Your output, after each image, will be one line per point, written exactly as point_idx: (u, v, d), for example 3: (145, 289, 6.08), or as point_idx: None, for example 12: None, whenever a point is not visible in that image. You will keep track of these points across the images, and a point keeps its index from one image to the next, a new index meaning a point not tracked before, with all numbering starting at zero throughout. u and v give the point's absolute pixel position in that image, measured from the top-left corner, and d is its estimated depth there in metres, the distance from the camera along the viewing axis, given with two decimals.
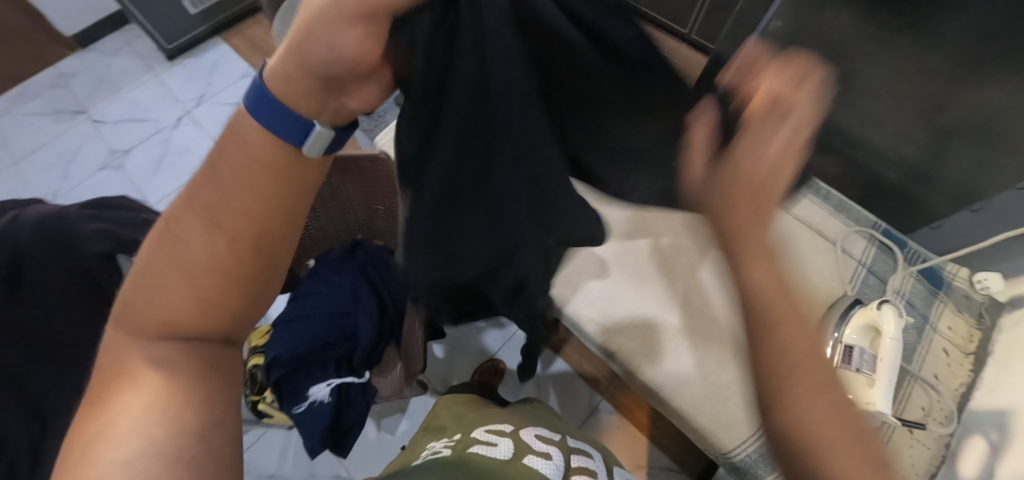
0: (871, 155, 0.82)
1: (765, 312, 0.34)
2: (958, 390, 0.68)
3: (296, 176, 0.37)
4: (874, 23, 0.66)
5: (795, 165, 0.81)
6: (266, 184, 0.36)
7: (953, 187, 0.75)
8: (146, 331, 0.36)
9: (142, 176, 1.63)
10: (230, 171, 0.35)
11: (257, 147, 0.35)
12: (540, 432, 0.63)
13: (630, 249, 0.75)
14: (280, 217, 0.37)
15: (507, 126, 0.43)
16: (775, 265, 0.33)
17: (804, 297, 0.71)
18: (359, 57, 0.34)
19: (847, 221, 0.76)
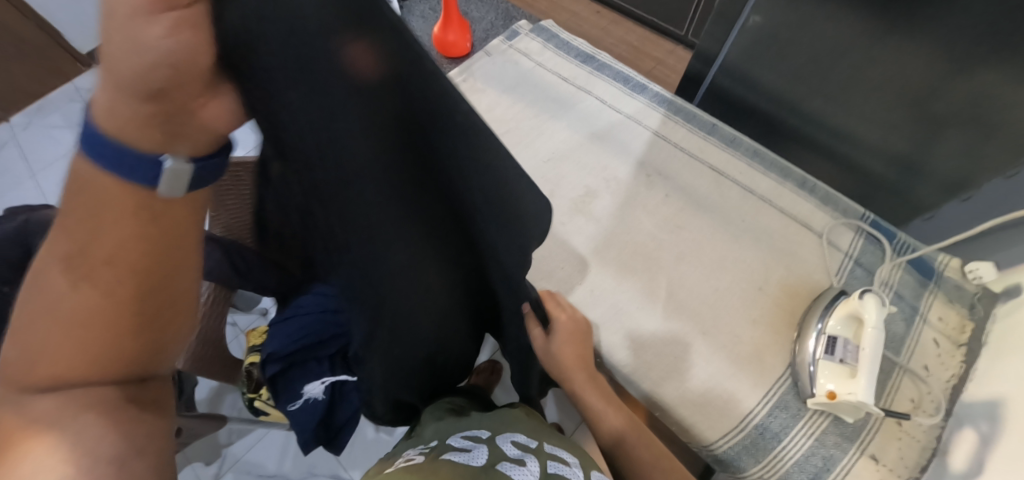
0: (857, 149, 0.82)
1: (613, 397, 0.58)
2: (949, 381, 0.67)
3: (169, 221, 0.30)
4: (852, 16, 0.67)
5: (779, 159, 0.82)
6: (124, 232, 0.29)
7: (941, 179, 0.75)
8: (34, 384, 0.34)
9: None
10: (74, 216, 0.29)
11: (105, 193, 0.28)
12: (521, 436, 0.52)
13: (613, 243, 0.76)
14: (155, 267, 0.31)
15: (363, 194, 0.31)
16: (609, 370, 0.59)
17: (788, 290, 0.72)
18: (179, 49, 0.23)
19: (833, 211, 0.77)
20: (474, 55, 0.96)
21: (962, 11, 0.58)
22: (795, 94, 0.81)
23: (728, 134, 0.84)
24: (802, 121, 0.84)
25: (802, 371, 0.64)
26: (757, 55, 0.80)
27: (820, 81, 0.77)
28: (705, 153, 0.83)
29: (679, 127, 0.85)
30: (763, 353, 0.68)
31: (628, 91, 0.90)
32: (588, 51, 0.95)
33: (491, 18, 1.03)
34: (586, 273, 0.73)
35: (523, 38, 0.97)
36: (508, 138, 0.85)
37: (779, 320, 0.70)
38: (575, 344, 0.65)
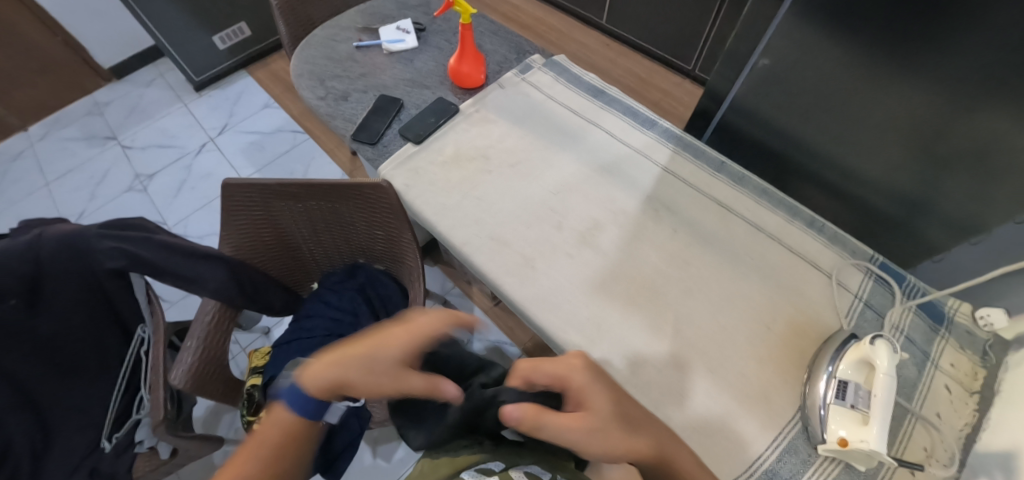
0: (866, 188, 0.82)
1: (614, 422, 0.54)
2: (962, 430, 0.65)
3: (303, 438, 0.56)
4: (857, 60, 0.68)
5: (787, 198, 0.83)
6: (283, 439, 0.55)
7: (951, 219, 0.75)
8: None
9: (163, 199, 1.70)
10: (280, 427, 0.55)
11: (282, 415, 0.55)
12: (534, 473, 0.49)
13: (620, 277, 0.76)
14: (290, 459, 0.54)
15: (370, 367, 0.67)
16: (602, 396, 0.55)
17: (797, 330, 0.71)
18: (391, 377, 0.53)
19: (842, 251, 0.77)
20: (487, 86, 0.98)
21: (966, 56, 0.59)
22: (802, 132, 0.82)
23: (736, 172, 0.85)
24: (810, 159, 0.85)
25: (813, 417, 0.62)
26: (765, 94, 0.82)
27: (828, 121, 0.78)
28: (714, 190, 0.84)
29: (687, 163, 0.86)
30: (772, 395, 0.67)
31: (637, 126, 0.91)
32: (599, 86, 0.97)
33: (505, 50, 1.05)
34: (593, 306, 0.73)
35: (535, 72, 0.99)
36: (518, 169, 0.86)
37: (787, 361, 0.69)
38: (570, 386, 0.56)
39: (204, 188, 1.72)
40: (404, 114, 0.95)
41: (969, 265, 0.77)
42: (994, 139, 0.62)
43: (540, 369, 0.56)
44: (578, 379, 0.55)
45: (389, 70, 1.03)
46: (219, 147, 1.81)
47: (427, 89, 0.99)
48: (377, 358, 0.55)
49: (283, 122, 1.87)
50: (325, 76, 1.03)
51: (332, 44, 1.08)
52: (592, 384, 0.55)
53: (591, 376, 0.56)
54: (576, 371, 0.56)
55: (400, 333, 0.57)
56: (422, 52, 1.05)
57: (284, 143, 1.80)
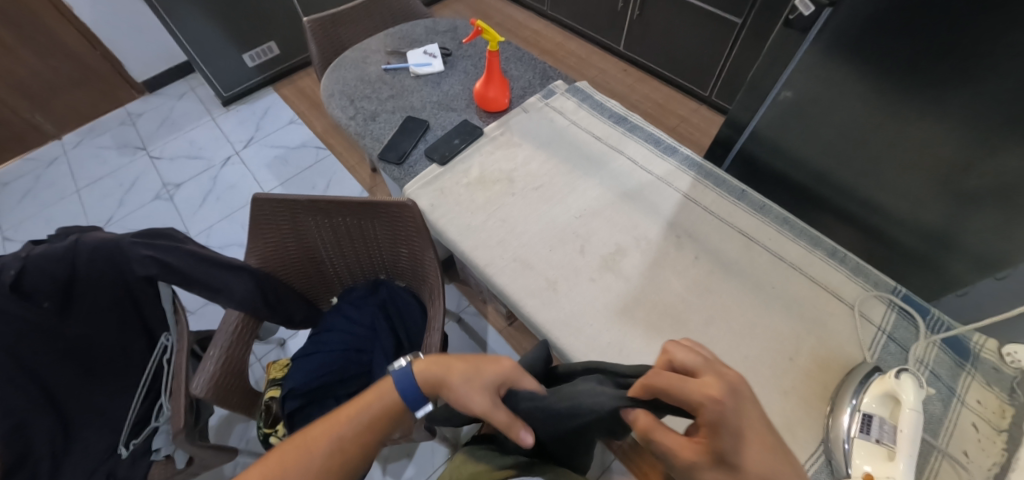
0: (892, 223, 0.82)
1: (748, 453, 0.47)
2: (991, 470, 0.63)
3: (396, 415, 0.62)
4: (881, 96, 0.69)
5: (809, 228, 0.83)
6: (379, 411, 0.61)
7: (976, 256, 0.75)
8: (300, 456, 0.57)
9: (188, 209, 1.74)
10: (380, 397, 0.62)
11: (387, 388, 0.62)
12: None
13: (641, 303, 0.76)
14: (377, 431, 0.60)
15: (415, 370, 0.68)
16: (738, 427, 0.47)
17: (820, 361, 0.71)
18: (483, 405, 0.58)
19: (865, 283, 0.77)
20: (512, 109, 1.01)
21: (991, 95, 0.60)
22: (825, 163, 0.83)
23: (757, 201, 0.86)
24: (833, 192, 0.86)
25: (837, 451, 0.62)
26: (788, 124, 0.83)
27: (853, 154, 0.78)
28: (736, 218, 0.85)
29: (709, 191, 0.87)
30: (794, 427, 0.66)
31: (659, 153, 0.93)
32: (621, 112, 0.99)
33: (529, 76, 1.08)
34: (614, 331, 0.73)
35: (558, 97, 1.02)
36: (540, 192, 0.88)
37: (810, 393, 0.68)
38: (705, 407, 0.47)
39: (228, 199, 1.76)
40: (429, 135, 0.97)
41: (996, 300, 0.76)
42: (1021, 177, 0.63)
43: (676, 386, 0.49)
44: (708, 405, 0.47)
45: (416, 92, 1.06)
46: (244, 161, 1.86)
47: (453, 112, 1.02)
48: (469, 383, 0.59)
49: (307, 137, 1.92)
50: (355, 97, 1.07)
51: (363, 66, 1.12)
52: (735, 416, 0.47)
53: (727, 406, 0.47)
54: (707, 394, 0.47)
55: (507, 369, 0.61)
56: (449, 76, 1.09)
57: (307, 159, 1.84)
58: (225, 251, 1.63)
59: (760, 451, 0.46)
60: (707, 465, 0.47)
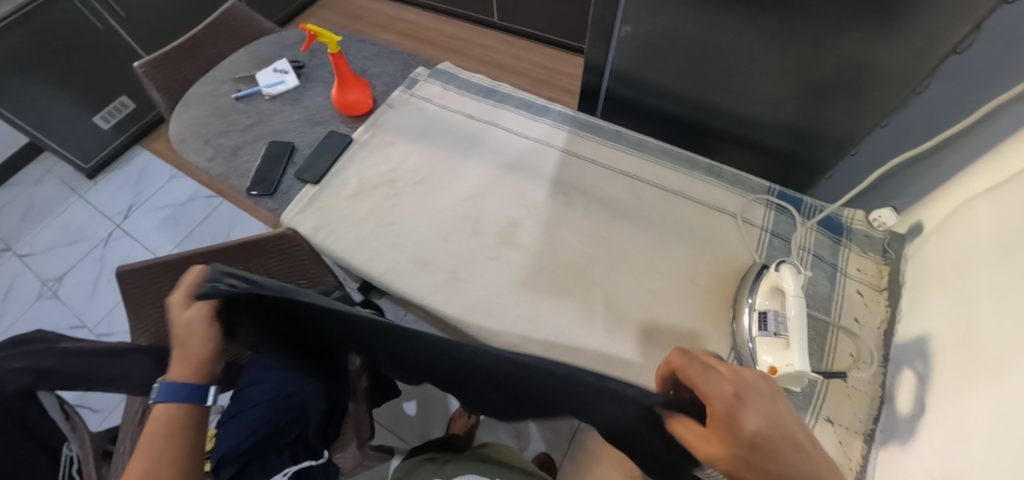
0: (759, 133, 0.89)
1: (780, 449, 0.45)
2: (880, 327, 0.70)
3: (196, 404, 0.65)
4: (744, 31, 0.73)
5: (685, 152, 0.86)
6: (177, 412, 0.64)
7: (835, 142, 0.83)
8: None
9: (80, 299, 1.58)
10: (171, 407, 0.64)
11: (168, 405, 0.63)
12: None
13: (545, 268, 0.76)
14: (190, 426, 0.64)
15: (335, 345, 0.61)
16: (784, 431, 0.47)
17: (718, 275, 0.74)
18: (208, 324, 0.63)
19: (742, 191, 0.81)
20: (377, 109, 0.97)
21: (810, 16, 0.67)
22: (697, 93, 0.87)
23: (633, 138, 0.88)
24: (708, 115, 0.91)
25: (746, 353, 0.65)
26: (654, 63, 0.85)
27: (721, 82, 0.83)
28: (617, 160, 0.86)
29: (587, 141, 0.88)
30: (707, 343, 0.69)
31: (533, 116, 0.92)
32: (488, 85, 0.98)
33: (391, 69, 1.04)
34: (525, 303, 0.73)
35: (423, 84, 0.99)
36: (424, 186, 0.85)
37: (715, 306, 0.72)
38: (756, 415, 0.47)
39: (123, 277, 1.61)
40: (298, 156, 0.92)
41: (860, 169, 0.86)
42: (866, 70, 0.71)
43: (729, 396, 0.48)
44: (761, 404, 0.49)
45: (276, 113, 0.99)
46: (130, 231, 1.70)
47: (318, 126, 0.96)
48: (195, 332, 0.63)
49: (194, 188, 1.78)
50: (210, 135, 0.98)
51: (212, 100, 1.03)
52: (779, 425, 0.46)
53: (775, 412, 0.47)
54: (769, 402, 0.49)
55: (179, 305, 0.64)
56: (307, 89, 1.02)
57: (199, 212, 1.71)
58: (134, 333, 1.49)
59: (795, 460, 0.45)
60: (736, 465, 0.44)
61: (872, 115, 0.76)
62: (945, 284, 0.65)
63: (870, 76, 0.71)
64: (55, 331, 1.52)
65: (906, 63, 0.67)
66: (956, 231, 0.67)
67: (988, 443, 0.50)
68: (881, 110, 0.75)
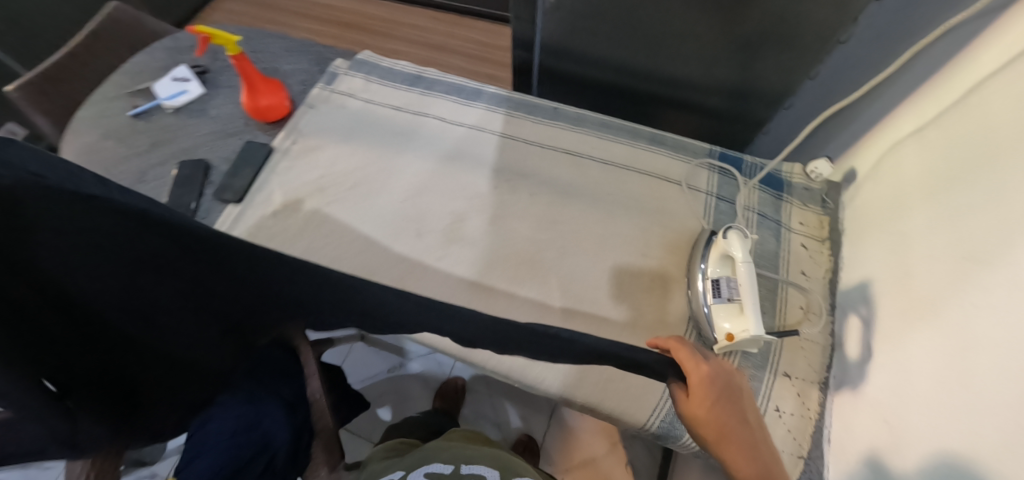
0: (696, 94, 0.88)
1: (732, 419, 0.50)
2: (826, 276, 0.72)
3: None
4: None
5: (625, 122, 0.84)
6: None
7: (768, 96, 0.84)
8: None
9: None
10: None
11: None
12: None
13: (497, 262, 0.73)
14: None
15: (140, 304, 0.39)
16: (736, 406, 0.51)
17: (670, 245, 0.74)
18: None
19: (685, 156, 0.80)
20: (296, 112, 0.89)
21: None
22: (632, 61, 0.85)
23: (571, 113, 0.85)
24: (643, 81, 0.89)
25: (703, 321, 0.66)
26: (584, 33, 0.82)
27: (653, 47, 0.81)
28: (558, 139, 0.83)
29: (525, 122, 0.85)
30: (665, 315, 0.69)
31: (466, 101, 0.87)
32: (414, 72, 0.91)
33: (305, 64, 0.95)
34: (481, 301, 0.71)
35: (343, 78, 0.91)
36: (360, 191, 0.80)
37: (670, 278, 0.72)
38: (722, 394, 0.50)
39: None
40: (215, 174, 0.84)
41: (793, 122, 0.87)
42: (791, 25, 0.71)
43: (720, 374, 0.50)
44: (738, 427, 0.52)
45: (184, 129, 0.89)
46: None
47: (233, 137, 0.87)
48: None
49: None
50: (109, 161, 0.87)
51: (104, 121, 0.91)
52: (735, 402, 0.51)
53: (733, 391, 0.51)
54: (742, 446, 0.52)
55: None
56: (215, 97, 0.93)
57: None
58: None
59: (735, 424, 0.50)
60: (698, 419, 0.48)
61: (801, 66, 0.77)
62: (879, 229, 0.68)
63: (796, 29, 0.71)
64: None
65: (823, 10, 0.67)
66: (885, 176, 0.69)
67: (934, 379, 0.52)
68: (810, 60, 0.75)
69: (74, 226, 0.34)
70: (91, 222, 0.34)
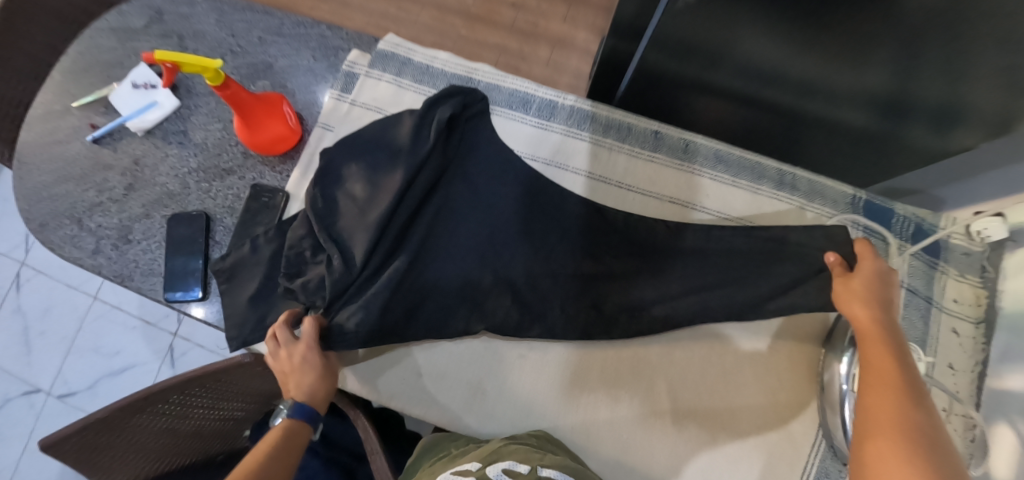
0: (830, 103, 0.62)
1: (887, 333, 0.48)
2: (974, 371, 0.61)
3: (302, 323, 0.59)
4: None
5: (746, 152, 0.66)
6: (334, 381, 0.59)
7: (934, 113, 0.57)
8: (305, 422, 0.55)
9: (14, 362, 1.15)
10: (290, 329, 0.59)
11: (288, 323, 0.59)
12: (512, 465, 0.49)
13: (594, 361, 0.62)
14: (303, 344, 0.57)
15: (483, 192, 0.64)
16: (861, 296, 0.51)
17: (795, 334, 0.63)
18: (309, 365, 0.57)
19: (822, 206, 0.65)
20: (308, 136, 0.68)
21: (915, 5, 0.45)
22: (737, 54, 0.58)
23: (677, 141, 0.66)
24: (756, 81, 0.62)
25: (839, 435, 0.58)
26: (681, 60, 0.62)
27: (782, 37, 0.53)
28: (661, 182, 0.65)
29: (616, 155, 0.66)
30: (785, 423, 0.61)
31: (538, 122, 0.67)
32: (462, 72, 0.69)
33: (307, 57, 0.72)
34: (575, 411, 0.60)
35: (365, 83, 0.69)
36: None
37: (794, 375, 0.62)
38: (885, 287, 0.52)
39: (73, 341, 1.16)
40: (220, 231, 0.67)
41: (952, 146, 0.61)
42: (970, 16, 0.44)
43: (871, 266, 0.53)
44: (908, 414, 0.41)
45: (162, 161, 0.69)
46: (40, 267, 1.20)
47: (231, 176, 0.68)
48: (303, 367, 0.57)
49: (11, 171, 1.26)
50: (80, 213, 0.68)
51: (59, 150, 0.70)
52: (885, 288, 0.52)
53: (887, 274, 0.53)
54: (902, 455, 0.38)
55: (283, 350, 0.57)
56: (195, 110, 0.71)
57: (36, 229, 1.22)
58: (123, 380, 1.13)
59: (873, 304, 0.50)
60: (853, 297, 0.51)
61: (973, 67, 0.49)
62: None
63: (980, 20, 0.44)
64: (5, 402, 1.14)
65: None
66: None
67: None
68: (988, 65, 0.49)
69: (468, 164, 0.64)
70: (501, 170, 0.65)
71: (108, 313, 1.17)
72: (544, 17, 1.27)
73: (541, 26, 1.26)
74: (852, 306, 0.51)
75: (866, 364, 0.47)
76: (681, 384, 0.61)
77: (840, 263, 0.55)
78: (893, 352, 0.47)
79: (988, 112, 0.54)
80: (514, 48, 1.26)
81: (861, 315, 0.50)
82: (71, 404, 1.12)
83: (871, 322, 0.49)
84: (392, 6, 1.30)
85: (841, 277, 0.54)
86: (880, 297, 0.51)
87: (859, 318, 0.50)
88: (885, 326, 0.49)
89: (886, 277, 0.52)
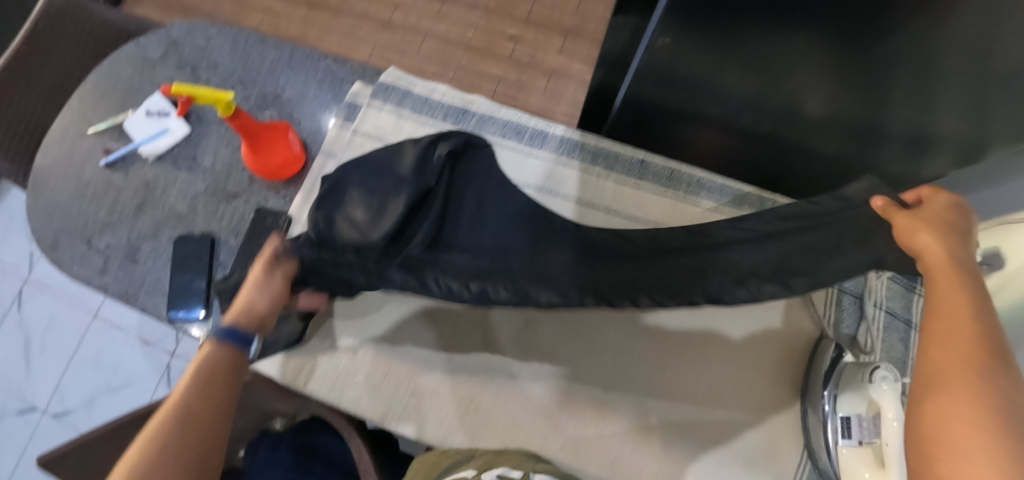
0: (808, 135, 0.66)
1: (962, 272, 0.39)
2: None
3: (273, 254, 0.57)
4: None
5: (727, 179, 0.69)
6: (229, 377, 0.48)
7: (906, 139, 0.60)
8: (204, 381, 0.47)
9: (12, 380, 1.16)
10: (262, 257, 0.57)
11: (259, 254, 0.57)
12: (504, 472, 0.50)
13: (583, 380, 0.63)
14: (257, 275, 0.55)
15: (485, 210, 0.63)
16: (941, 231, 0.41)
17: (780, 355, 0.65)
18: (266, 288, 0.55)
19: None
20: (312, 163, 0.72)
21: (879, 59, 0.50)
22: (719, 85, 0.61)
23: (662, 169, 0.69)
24: (740, 116, 0.67)
25: (823, 457, 0.59)
26: (669, 96, 0.67)
27: (757, 73, 0.57)
28: (647, 209, 0.69)
29: (604, 182, 0.69)
30: (773, 442, 0.62)
31: (530, 151, 0.71)
32: (459, 104, 0.73)
33: (313, 88, 0.76)
34: (564, 429, 0.62)
35: (367, 113, 0.72)
36: None
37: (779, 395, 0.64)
38: (957, 221, 0.42)
39: (71, 359, 1.17)
40: (224, 252, 0.69)
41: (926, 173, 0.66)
42: (928, 63, 0.48)
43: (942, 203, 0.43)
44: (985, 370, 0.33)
45: (171, 184, 0.72)
46: (43, 286, 1.22)
47: (237, 198, 0.71)
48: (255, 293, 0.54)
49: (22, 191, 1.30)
50: (90, 232, 0.71)
51: (73, 174, 0.73)
52: (955, 222, 0.42)
53: (957, 207, 0.43)
54: (985, 426, 0.30)
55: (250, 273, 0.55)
56: (205, 137, 0.74)
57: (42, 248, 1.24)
58: (119, 398, 1.14)
59: (946, 237, 0.41)
60: (920, 229, 0.42)
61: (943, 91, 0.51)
62: None
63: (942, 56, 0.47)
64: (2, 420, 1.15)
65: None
66: None
67: None
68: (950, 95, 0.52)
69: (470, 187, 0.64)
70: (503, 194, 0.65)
71: (108, 331, 1.19)
72: (541, 49, 1.33)
73: (538, 58, 1.32)
74: (917, 237, 0.41)
75: (935, 306, 0.37)
76: (668, 403, 0.63)
77: (890, 205, 0.45)
78: (972, 294, 0.37)
79: (955, 137, 0.58)
80: (511, 78, 1.31)
81: (931, 248, 0.40)
82: (66, 423, 1.13)
83: (942, 257, 0.40)
84: (396, 39, 1.36)
85: (898, 209, 0.44)
86: (951, 230, 0.41)
87: (928, 254, 0.40)
88: (957, 265, 0.39)
89: (962, 215, 0.43)
